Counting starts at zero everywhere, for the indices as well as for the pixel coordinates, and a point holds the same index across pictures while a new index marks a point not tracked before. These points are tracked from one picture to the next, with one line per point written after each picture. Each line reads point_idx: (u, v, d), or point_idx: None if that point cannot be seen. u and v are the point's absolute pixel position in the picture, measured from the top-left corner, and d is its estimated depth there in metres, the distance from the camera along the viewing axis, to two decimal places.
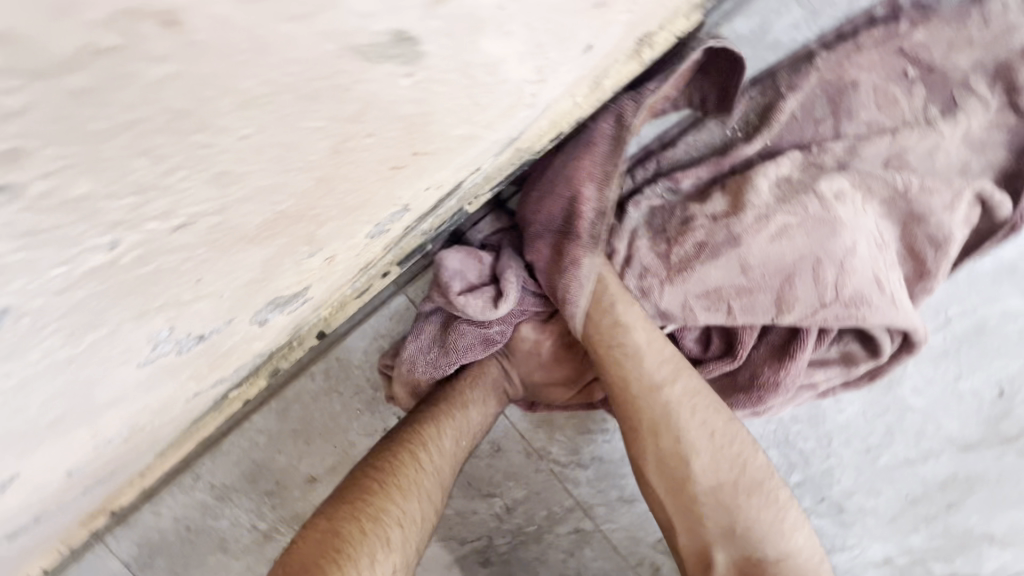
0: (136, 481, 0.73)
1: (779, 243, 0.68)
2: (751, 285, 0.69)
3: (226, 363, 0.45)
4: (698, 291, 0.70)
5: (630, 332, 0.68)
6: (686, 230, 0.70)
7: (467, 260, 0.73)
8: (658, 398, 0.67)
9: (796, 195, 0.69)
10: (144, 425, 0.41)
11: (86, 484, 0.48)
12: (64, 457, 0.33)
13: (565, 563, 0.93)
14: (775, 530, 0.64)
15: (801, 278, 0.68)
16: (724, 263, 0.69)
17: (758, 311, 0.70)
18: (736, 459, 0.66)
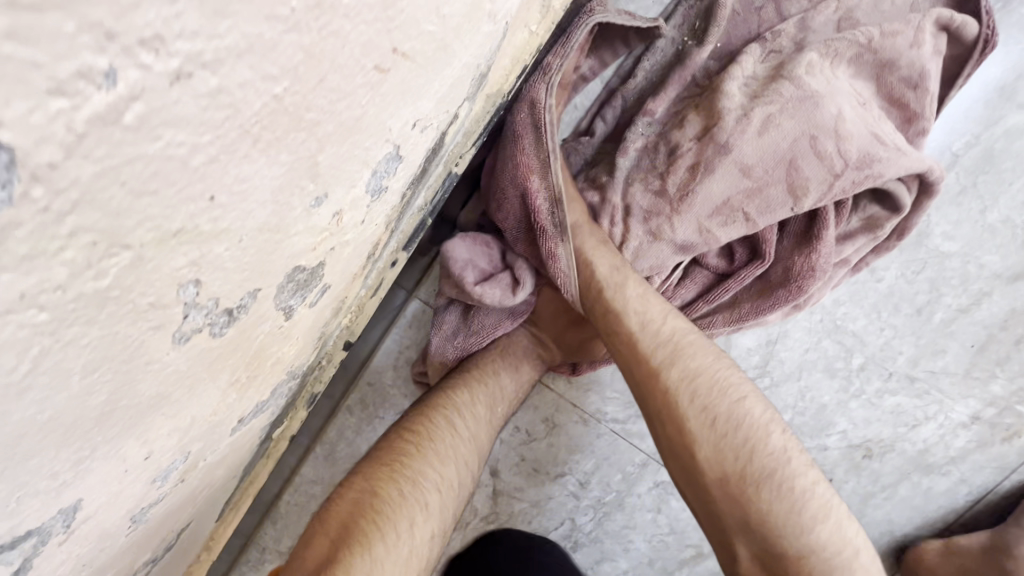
0: (203, 558, 0.71)
1: (766, 136, 0.66)
2: (758, 184, 0.67)
3: (265, 378, 0.44)
4: (708, 210, 0.69)
5: (622, 316, 0.65)
6: (675, 159, 0.70)
7: (474, 248, 0.72)
8: (657, 383, 0.61)
9: (759, 91, 0.68)
10: (198, 459, 0.40)
11: (153, 549, 0.46)
12: (126, 492, 0.31)
13: (656, 521, 0.91)
14: (794, 525, 0.55)
15: (804, 159, 0.65)
16: (722, 173, 0.67)
17: (776, 208, 0.67)
18: (742, 449, 0.57)
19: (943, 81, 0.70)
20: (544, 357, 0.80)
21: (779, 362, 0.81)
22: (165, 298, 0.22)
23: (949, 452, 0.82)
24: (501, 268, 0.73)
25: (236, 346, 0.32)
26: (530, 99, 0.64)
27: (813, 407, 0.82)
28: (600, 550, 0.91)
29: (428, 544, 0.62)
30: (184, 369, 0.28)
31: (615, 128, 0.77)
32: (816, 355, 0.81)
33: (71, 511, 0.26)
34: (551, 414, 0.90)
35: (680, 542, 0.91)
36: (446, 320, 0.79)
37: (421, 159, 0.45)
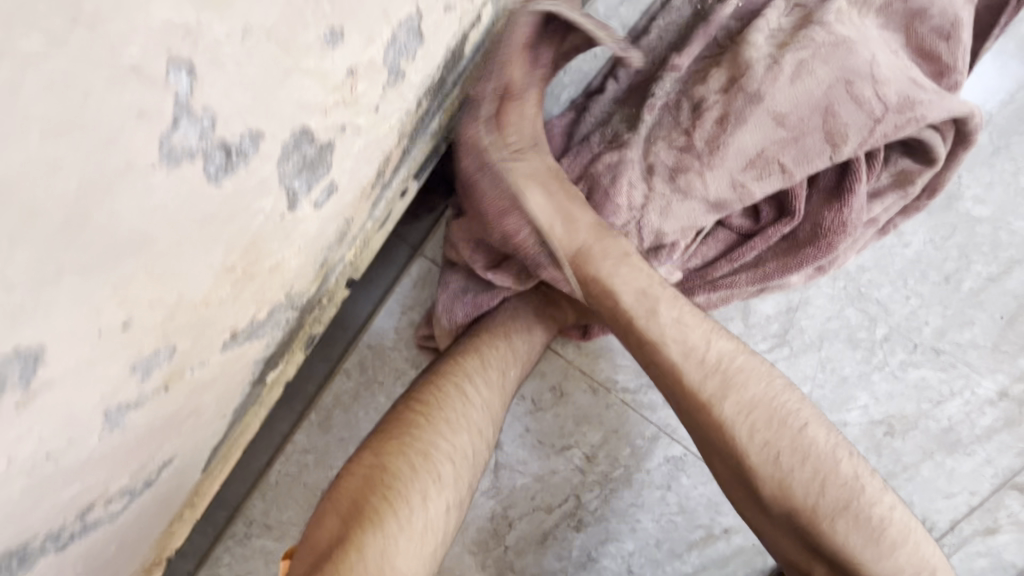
0: (187, 515, 0.66)
1: (800, 83, 0.64)
2: (795, 133, 0.64)
3: (263, 286, 0.40)
4: (741, 163, 0.65)
5: (659, 347, 0.58)
6: (701, 113, 0.67)
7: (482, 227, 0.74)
8: (709, 419, 0.55)
9: (788, 41, 0.66)
10: (183, 365, 0.36)
11: (132, 473, 0.42)
12: (105, 364, 0.27)
13: (665, 500, 0.87)
14: (871, 552, 0.52)
15: (842, 105, 0.63)
16: (755, 124, 0.65)
17: (814, 157, 0.64)
18: (812, 482, 0.53)
19: (978, 34, 0.68)
20: (557, 318, 0.77)
21: (800, 331, 0.78)
22: (123, 91, 0.20)
23: (975, 431, 0.78)
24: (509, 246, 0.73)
25: (233, 212, 0.29)
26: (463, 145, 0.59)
27: (833, 379, 0.78)
28: (606, 530, 0.87)
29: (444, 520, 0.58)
30: (172, 211, 0.24)
31: (630, 89, 0.74)
32: (838, 324, 0.77)
33: (34, 363, 0.22)
34: (559, 382, 0.87)
35: (690, 523, 0.87)
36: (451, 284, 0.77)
37: (442, 56, 0.42)
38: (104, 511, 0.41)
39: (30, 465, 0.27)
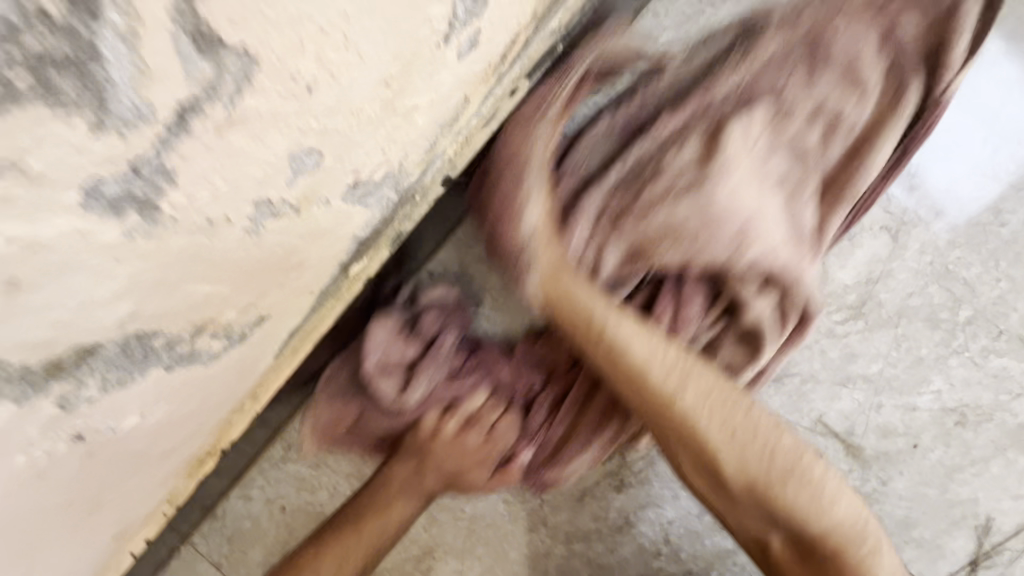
0: (246, 407, 0.66)
1: (735, 188, 0.59)
2: (711, 224, 0.59)
3: (392, 134, 0.40)
4: (634, 245, 0.60)
5: (624, 348, 0.56)
6: (661, 174, 0.60)
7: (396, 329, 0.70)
8: (670, 413, 0.55)
9: (754, 154, 0.60)
10: (315, 192, 0.36)
11: (236, 314, 0.42)
12: (278, 133, 0.27)
13: None
14: (821, 520, 0.52)
15: (762, 220, 0.59)
16: (691, 203, 0.59)
17: (713, 250, 0.59)
18: (763, 452, 0.54)
19: None
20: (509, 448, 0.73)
21: (879, 305, 0.75)
22: None
23: None
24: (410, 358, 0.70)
25: (413, 4, 0.29)
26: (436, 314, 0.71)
27: (908, 359, 0.76)
28: (647, 493, 0.85)
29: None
30: None
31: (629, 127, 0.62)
32: (919, 301, 0.75)
33: (243, 80, 0.22)
34: None
35: None
36: (333, 377, 0.71)
37: None
38: (208, 344, 0.41)
39: (197, 224, 0.27)
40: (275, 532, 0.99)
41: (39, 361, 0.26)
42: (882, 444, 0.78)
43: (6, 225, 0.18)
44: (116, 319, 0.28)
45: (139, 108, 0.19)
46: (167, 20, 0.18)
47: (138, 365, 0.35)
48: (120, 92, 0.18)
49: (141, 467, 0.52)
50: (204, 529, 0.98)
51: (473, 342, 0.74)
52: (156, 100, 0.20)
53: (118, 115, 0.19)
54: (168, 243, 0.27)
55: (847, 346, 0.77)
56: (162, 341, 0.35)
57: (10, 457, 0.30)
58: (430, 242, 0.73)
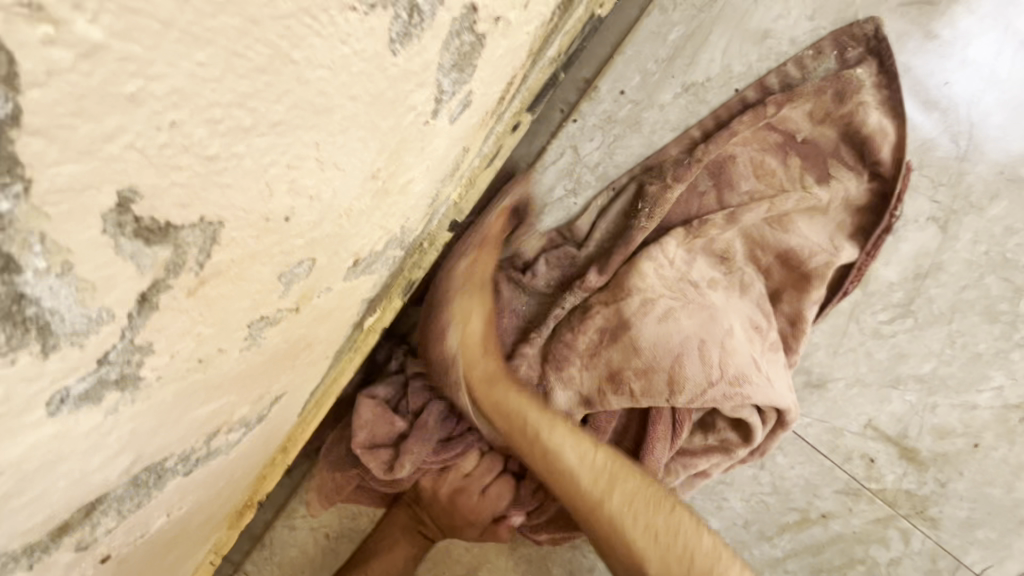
0: (278, 459, 0.67)
1: (665, 329, 0.68)
2: (647, 365, 0.68)
3: (387, 211, 0.37)
4: (604, 374, 0.70)
5: (558, 453, 0.62)
6: (586, 317, 0.71)
7: (379, 415, 0.75)
8: (597, 514, 0.60)
9: (681, 278, 0.70)
10: (316, 286, 0.34)
11: (253, 404, 0.41)
12: (264, 261, 0.25)
13: (757, 479, 0.80)
14: None
15: (689, 359, 0.67)
16: (624, 343, 0.69)
17: (656, 394, 0.68)
18: (685, 558, 0.57)
19: None
20: (500, 507, 0.80)
21: (928, 301, 0.70)
22: None
23: None
24: (397, 438, 0.76)
25: (392, 101, 0.26)
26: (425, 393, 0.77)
27: (964, 356, 0.71)
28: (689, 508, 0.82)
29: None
30: (350, 77, 0.21)
31: (562, 279, 0.74)
32: (975, 294, 0.69)
33: (209, 243, 0.20)
34: None
35: (784, 505, 0.81)
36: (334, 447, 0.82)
37: None
38: (225, 439, 0.40)
39: (184, 365, 0.25)
40: (323, 556, 1.02)
41: (44, 531, 0.25)
42: (938, 446, 0.74)
43: None
44: (119, 469, 0.27)
45: (90, 316, 0.17)
46: (101, 232, 0.15)
47: (154, 486, 0.34)
48: (64, 315, 0.16)
49: (179, 542, 0.52)
50: (255, 557, 1.02)
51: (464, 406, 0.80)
52: (109, 302, 0.17)
53: (66, 333, 0.17)
54: (158, 393, 0.25)
55: (896, 346, 0.72)
56: (175, 457, 0.34)
57: None
58: (411, 316, 0.82)
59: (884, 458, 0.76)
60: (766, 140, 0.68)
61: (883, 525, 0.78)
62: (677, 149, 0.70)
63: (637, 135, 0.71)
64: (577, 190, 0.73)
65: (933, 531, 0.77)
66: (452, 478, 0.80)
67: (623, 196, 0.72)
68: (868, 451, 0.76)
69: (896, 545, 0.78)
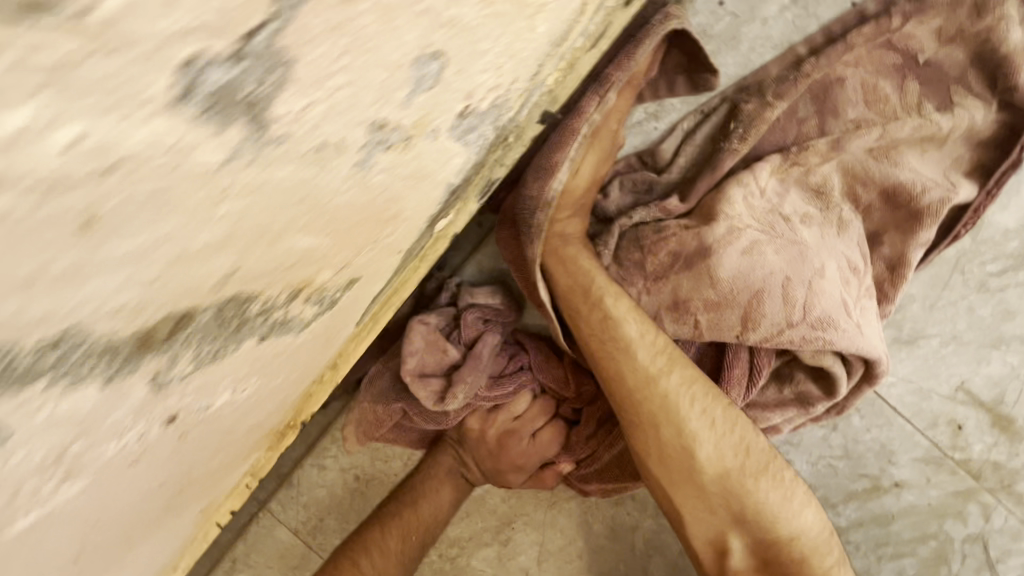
0: (328, 378, 0.62)
1: (748, 262, 0.62)
2: (721, 298, 0.63)
3: (516, 41, 0.32)
4: (668, 301, 0.66)
5: (622, 326, 0.63)
6: (660, 239, 0.66)
7: (431, 342, 0.71)
8: (656, 391, 0.62)
9: (772, 210, 0.63)
10: (430, 115, 0.29)
11: (333, 273, 0.36)
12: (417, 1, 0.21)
13: (827, 442, 0.75)
14: (785, 508, 0.60)
15: (771, 295, 0.61)
16: (697, 274, 0.64)
17: (725, 329, 0.64)
18: (738, 444, 0.61)
19: None
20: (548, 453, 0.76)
21: None
22: None
23: None
24: (448, 370, 0.72)
25: None
26: (481, 322, 0.73)
27: None
28: None
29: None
30: None
31: (636, 200, 0.70)
32: None
33: None
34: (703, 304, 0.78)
35: (854, 472, 0.75)
36: (377, 378, 0.77)
37: None
38: (302, 309, 0.36)
39: (307, 151, 0.21)
40: (351, 499, 0.98)
41: (127, 330, 0.20)
42: None
43: (75, 120, 0.13)
44: (212, 278, 0.22)
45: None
46: None
47: (232, 334, 0.29)
48: None
49: (228, 443, 0.48)
50: (284, 495, 1.00)
51: (518, 344, 0.76)
52: None
53: None
54: (278, 176, 0.20)
55: (1002, 302, 0.66)
56: (260, 304, 0.29)
57: (105, 444, 0.26)
58: (465, 247, 0.78)
59: (973, 426, 0.70)
60: (882, 61, 0.61)
61: (963, 498, 0.72)
62: (778, 69, 0.64)
63: (734, 53, 0.65)
64: (662, 110, 0.68)
65: (1018, 508, 0.71)
66: (503, 419, 0.76)
67: (710, 121, 0.66)
68: (956, 417, 0.70)
69: (975, 521, 0.72)
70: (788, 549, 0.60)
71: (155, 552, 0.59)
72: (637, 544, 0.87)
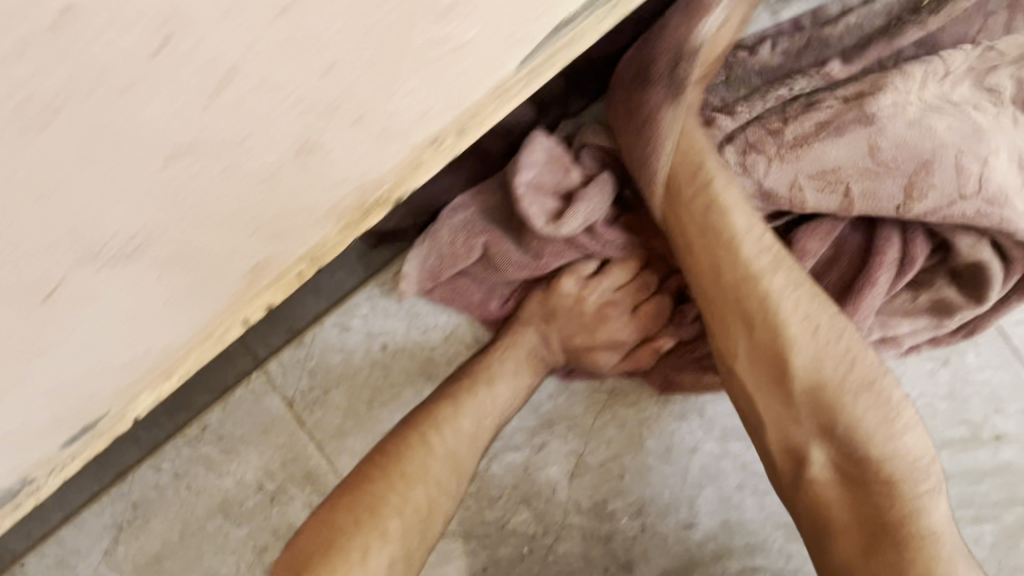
0: (450, 140, 0.51)
1: (916, 132, 0.59)
2: (881, 165, 0.60)
3: None
4: (812, 169, 0.62)
5: (727, 215, 0.63)
6: (808, 109, 0.63)
7: (551, 161, 0.67)
8: (755, 290, 0.62)
9: (941, 94, 0.61)
10: None
11: None
12: None
13: (935, 377, 0.69)
14: (884, 431, 0.58)
15: (940, 165, 0.59)
16: (850, 140, 0.60)
17: (881, 201, 0.61)
18: (843, 357, 0.60)
19: None
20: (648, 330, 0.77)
21: None
22: None
23: None
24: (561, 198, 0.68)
25: None
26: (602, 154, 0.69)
27: None
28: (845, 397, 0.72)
29: (438, 506, 0.67)
30: None
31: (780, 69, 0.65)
32: None
33: None
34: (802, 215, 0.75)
35: (955, 417, 0.69)
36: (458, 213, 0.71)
37: None
38: None
39: None
40: (367, 373, 0.86)
41: None
42: None
43: None
44: None
45: None
46: None
47: None
48: None
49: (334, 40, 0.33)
50: (292, 353, 0.87)
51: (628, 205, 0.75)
52: None
53: None
54: None
55: None
56: None
57: None
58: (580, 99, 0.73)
59: None
60: None
61: None
62: None
63: None
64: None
65: None
66: (606, 289, 0.75)
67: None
68: None
69: None
70: (878, 472, 0.57)
71: (181, 304, 0.46)
72: (691, 470, 0.79)
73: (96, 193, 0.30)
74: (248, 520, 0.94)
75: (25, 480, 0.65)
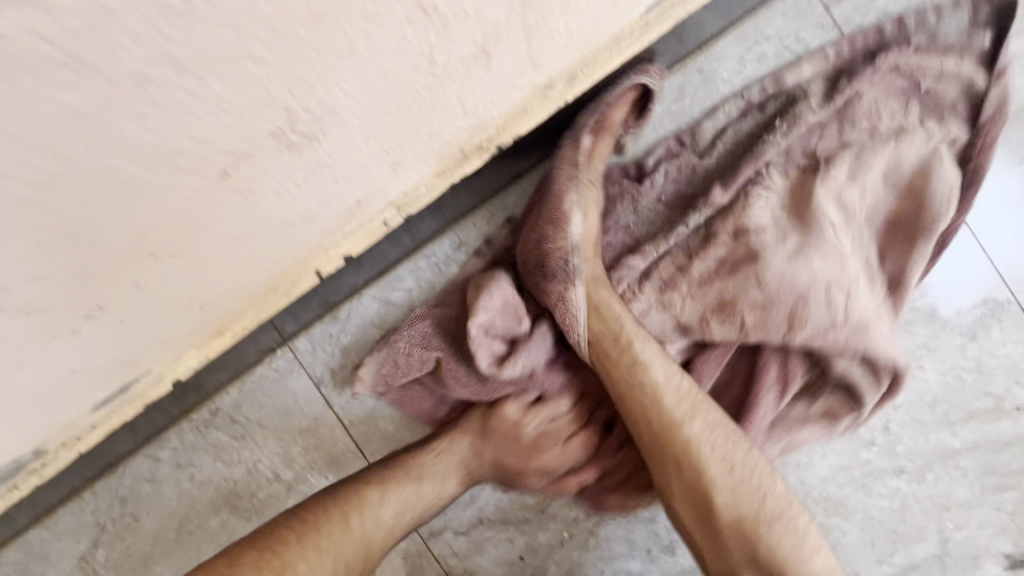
0: (568, 82, 0.50)
1: (791, 269, 0.65)
2: (767, 299, 0.65)
3: None
4: (714, 304, 0.67)
5: (647, 371, 0.63)
6: (709, 244, 0.67)
7: (501, 307, 0.71)
8: (680, 436, 0.62)
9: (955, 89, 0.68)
10: None
11: None
12: None
13: (962, 352, 0.75)
14: (796, 558, 0.59)
15: (814, 301, 0.64)
16: (744, 278, 0.66)
17: (771, 328, 0.66)
18: (757, 493, 0.61)
19: None
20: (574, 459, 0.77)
21: None
22: None
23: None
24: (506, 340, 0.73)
25: None
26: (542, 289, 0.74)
27: None
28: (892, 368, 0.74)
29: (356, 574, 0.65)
30: None
31: (676, 197, 0.70)
32: None
33: None
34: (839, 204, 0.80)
35: (979, 388, 0.75)
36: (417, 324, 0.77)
37: None
38: None
39: None
40: None
41: None
42: None
43: None
44: None
45: None
46: None
47: None
48: None
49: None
50: (324, 327, 0.81)
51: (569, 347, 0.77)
52: None
53: None
54: None
55: None
56: None
57: None
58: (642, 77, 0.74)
59: None
60: None
61: None
62: None
63: None
64: None
65: None
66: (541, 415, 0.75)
67: (812, 62, 0.69)
68: None
69: None
70: None
71: (282, 237, 0.44)
72: None
73: (330, 36, 0.30)
74: (259, 514, 0.82)
75: (34, 452, 0.57)
